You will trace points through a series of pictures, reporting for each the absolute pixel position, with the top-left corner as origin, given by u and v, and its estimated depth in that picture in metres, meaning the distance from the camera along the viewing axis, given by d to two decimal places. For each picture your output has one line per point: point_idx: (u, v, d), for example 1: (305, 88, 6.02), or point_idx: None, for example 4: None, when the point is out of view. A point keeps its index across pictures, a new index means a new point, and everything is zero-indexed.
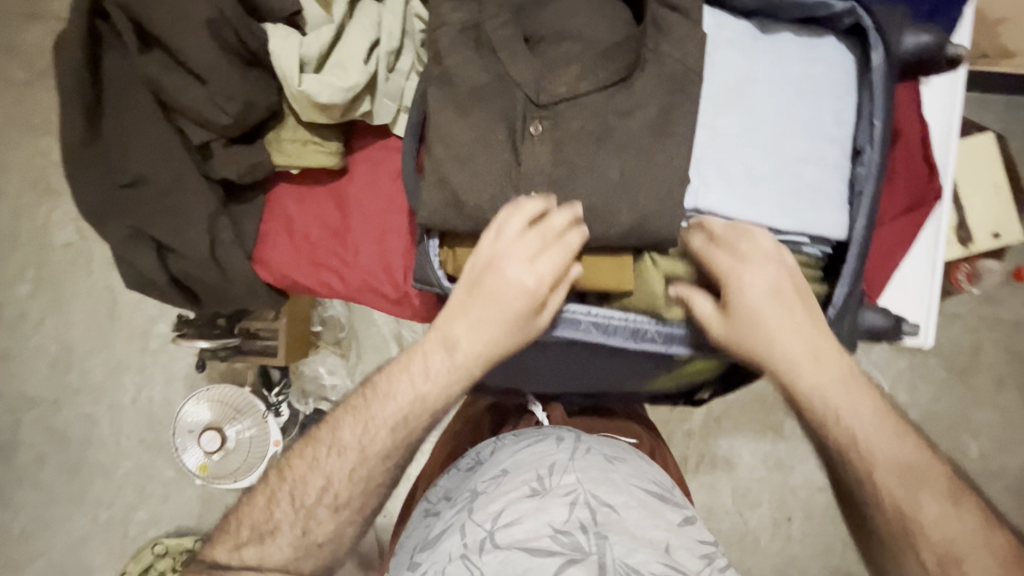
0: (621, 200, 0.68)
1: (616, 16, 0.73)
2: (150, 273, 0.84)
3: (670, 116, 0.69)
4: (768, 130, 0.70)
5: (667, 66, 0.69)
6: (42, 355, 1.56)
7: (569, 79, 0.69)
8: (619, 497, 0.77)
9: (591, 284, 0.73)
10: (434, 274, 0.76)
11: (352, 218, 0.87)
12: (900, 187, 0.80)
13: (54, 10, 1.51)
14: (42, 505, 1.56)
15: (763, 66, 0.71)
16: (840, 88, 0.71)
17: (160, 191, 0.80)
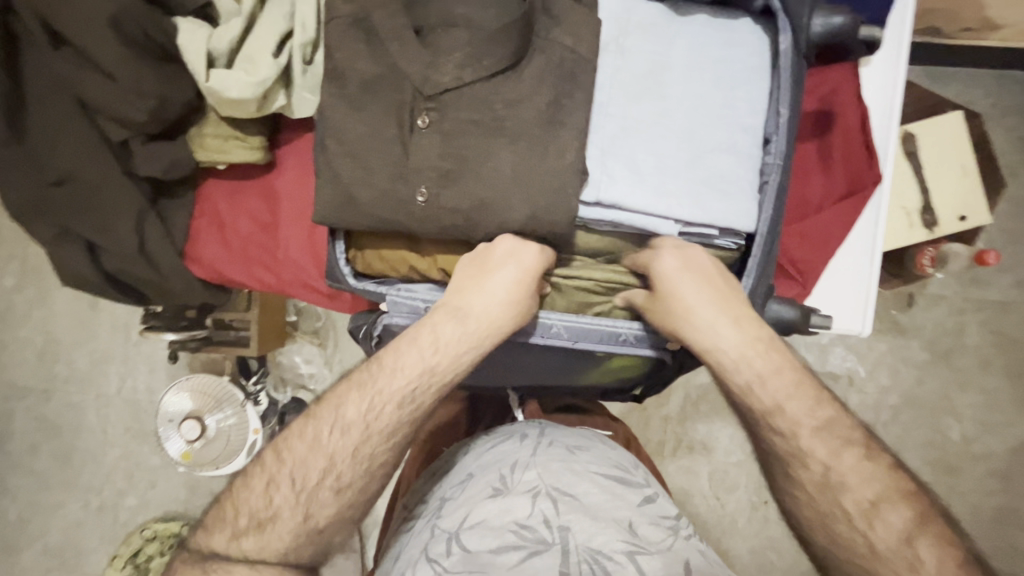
0: (517, 195, 0.69)
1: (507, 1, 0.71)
2: (82, 271, 0.85)
3: (562, 110, 0.69)
4: (681, 117, 0.72)
5: (557, 56, 0.70)
6: (28, 347, 1.59)
7: (454, 71, 0.69)
8: (579, 484, 0.81)
9: None
10: (342, 272, 0.82)
11: (282, 213, 0.90)
12: (836, 170, 0.85)
13: None
14: (37, 491, 1.60)
15: (677, 52, 0.73)
16: (752, 74, 0.72)
17: (90, 189, 0.81)
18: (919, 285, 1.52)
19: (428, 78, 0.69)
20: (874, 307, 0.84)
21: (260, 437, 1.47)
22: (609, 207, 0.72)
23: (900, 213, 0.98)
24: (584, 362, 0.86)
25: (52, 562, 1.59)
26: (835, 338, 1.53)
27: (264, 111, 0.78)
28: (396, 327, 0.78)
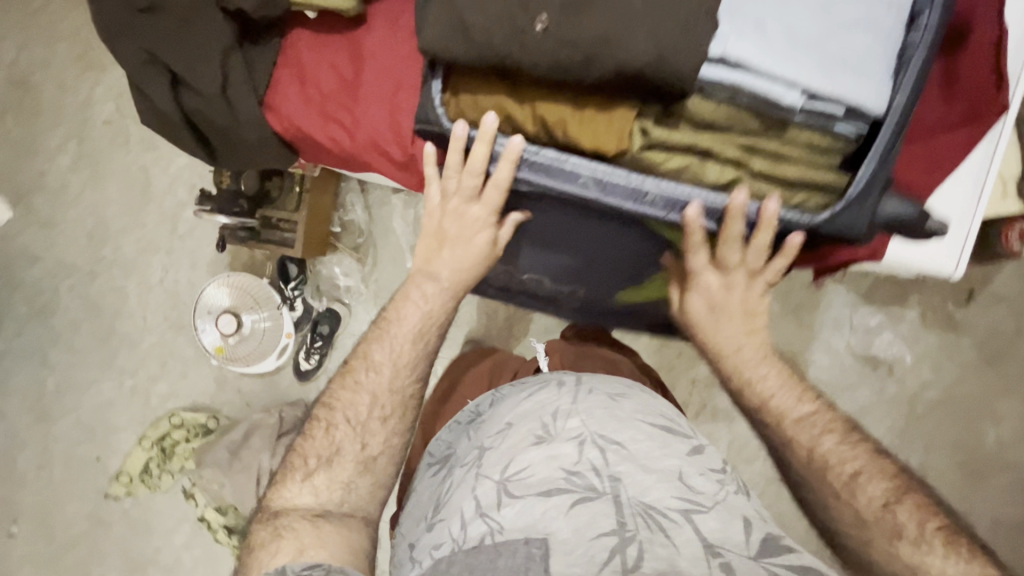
0: (642, 27, 0.62)
1: None
2: (164, 107, 0.82)
3: None
4: None
5: None
6: (79, 227, 1.62)
7: None
8: (626, 431, 0.78)
9: (582, 136, 0.71)
10: (435, 116, 0.76)
11: (367, 71, 0.83)
12: (959, 94, 0.79)
13: None
14: (75, 366, 1.66)
15: None
16: None
17: (179, 19, 0.76)
18: (980, 280, 1.45)
19: None
20: (973, 241, 0.85)
21: (292, 341, 1.54)
22: (734, 66, 0.66)
23: (998, 179, 0.91)
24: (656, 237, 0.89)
25: (82, 436, 1.65)
26: (881, 323, 1.47)
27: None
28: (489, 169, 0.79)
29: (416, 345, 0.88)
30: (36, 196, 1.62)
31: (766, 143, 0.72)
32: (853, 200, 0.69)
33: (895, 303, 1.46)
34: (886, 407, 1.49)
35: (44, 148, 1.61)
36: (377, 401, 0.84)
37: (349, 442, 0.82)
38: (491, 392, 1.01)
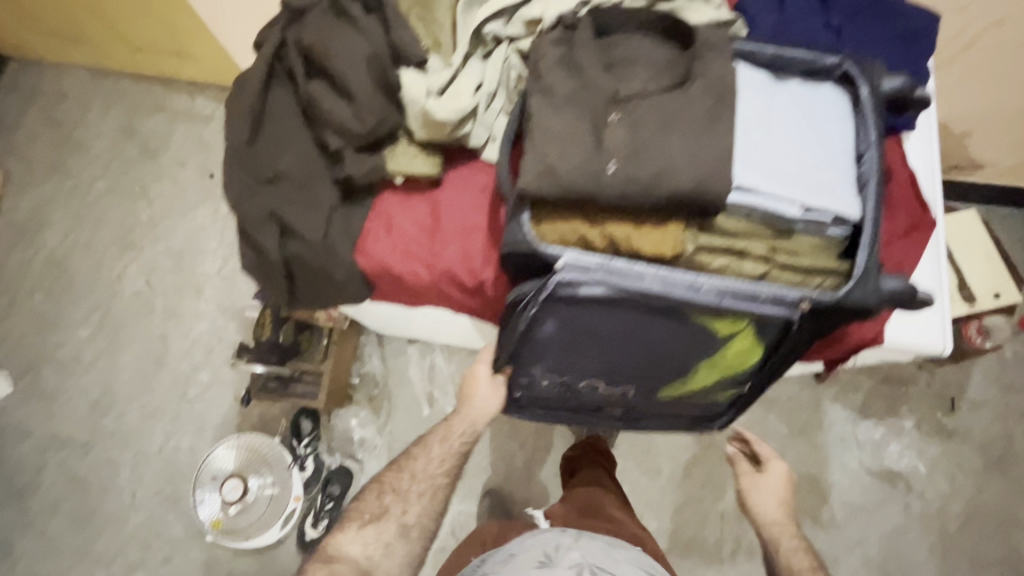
0: (671, 164, 0.56)
1: (665, 43, 0.63)
2: (269, 257, 0.76)
3: (718, 115, 0.58)
4: (800, 157, 0.64)
5: (722, 79, 0.59)
6: (82, 398, 1.58)
7: (641, 79, 0.60)
8: (620, 568, 0.85)
9: (629, 242, 0.60)
10: (529, 243, 0.61)
11: (451, 221, 0.77)
12: (899, 213, 0.77)
13: (173, 107, 1.83)
14: (41, 558, 1.46)
15: (776, 103, 0.67)
16: (840, 116, 0.66)
17: (298, 187, 0.76)
18: (958, 390, 1.56)
19: (618, 82, 0.60)
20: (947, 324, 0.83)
21: (300, 506, 1.44)
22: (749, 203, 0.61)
23: None
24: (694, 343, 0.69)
25: None
26: (884, 438, 1.53)
27: (454, 137, 0.75)
28: (574, 282, 0.60)
29: (451, 452, 0.88)
30: (43, 369, 1.61)
31: (785, 252, 0.62)
32: (866, 292, 0.59)
33: (891, 417, 1.54)
34: (915, 526, 1.47)
35: (64, 321, 1.64)
36: (430, 475, 0.87)
37: (393, 505, 0.84)
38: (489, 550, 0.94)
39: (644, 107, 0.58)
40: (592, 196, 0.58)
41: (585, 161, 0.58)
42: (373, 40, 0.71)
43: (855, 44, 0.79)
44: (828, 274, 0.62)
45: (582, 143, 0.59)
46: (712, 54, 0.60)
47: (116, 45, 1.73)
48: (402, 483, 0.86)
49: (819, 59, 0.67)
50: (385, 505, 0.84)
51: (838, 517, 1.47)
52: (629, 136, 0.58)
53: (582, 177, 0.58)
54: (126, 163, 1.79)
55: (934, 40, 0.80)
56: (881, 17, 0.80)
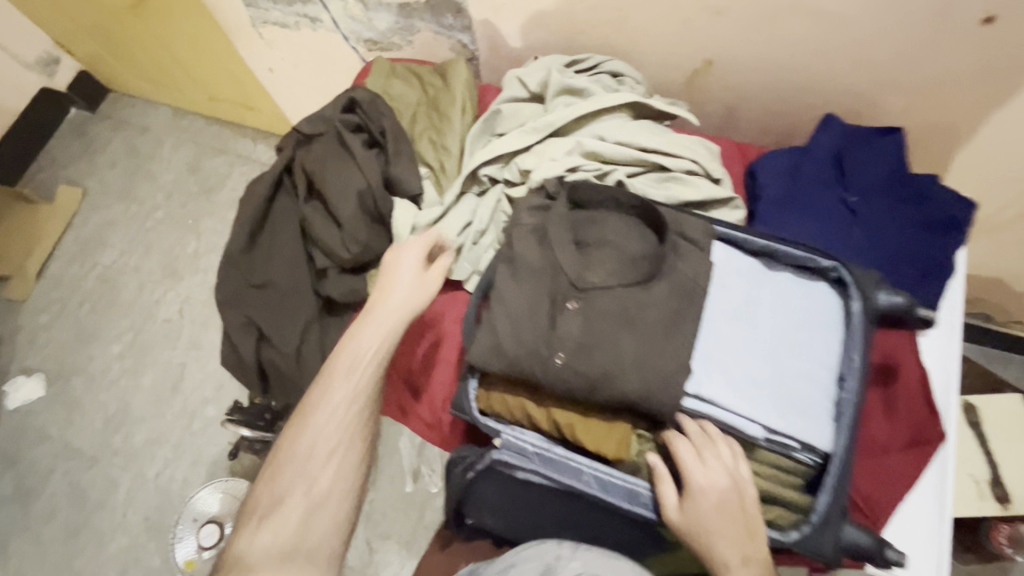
0: (617, 371, 0.54)
1: (643, 229, 0.60)
2: (245, 358, 0.79)
3: (679, 321, 0.55)
4: (775, 364, 0.60)
5: (685, 283, 0.57)
6: (101, 412, 1.68)
7: (606, 268, 0.58)
8: None
9: (570, 431, 0.57)
10: (471, 413, 0.61)
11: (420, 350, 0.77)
12: (898, 421, 0.69)
13: (237, 150, 1.98)
14: (30, 563, 1.54)
15: (762, 296, 0.63)
16: (828, 325, 0.61)
17: (281, 296, 0.78)
18: None
19: (582, 268, 0.58)
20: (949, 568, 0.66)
21: None
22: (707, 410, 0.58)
23: (969, 480, 0.96)
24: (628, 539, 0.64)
25: None
26: None
27: None
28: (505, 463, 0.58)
29: (359, 388, 0.66)
30: (74, 379, 1.73)
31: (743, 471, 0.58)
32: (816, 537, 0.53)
33: None
34: None
35: (101, 336, 1.77)
36: (345, 423, 0.66)
37: (296, 483, 0.64)
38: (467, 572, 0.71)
39: (601, 298, 0.56)
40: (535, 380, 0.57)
41: (533, 344, 0.56)
42: (369, 175, 0.75)
43: (867, 228, 0.74)
44: (783, 502, 0.56)
45: (533, 323, 0.57)
46: (683, 250, 0.58)
47: (196, 92, 1.92)
48: (308, 451, 0.65)
49: (813, 258, 0.63)
50: (289, 474, 0.64)
51: None
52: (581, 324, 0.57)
53: (526, 360, 0.56)
54: (186, 196, 1.94)
55: (963, 234, 0.73)
56: (901, 203, 0.76)
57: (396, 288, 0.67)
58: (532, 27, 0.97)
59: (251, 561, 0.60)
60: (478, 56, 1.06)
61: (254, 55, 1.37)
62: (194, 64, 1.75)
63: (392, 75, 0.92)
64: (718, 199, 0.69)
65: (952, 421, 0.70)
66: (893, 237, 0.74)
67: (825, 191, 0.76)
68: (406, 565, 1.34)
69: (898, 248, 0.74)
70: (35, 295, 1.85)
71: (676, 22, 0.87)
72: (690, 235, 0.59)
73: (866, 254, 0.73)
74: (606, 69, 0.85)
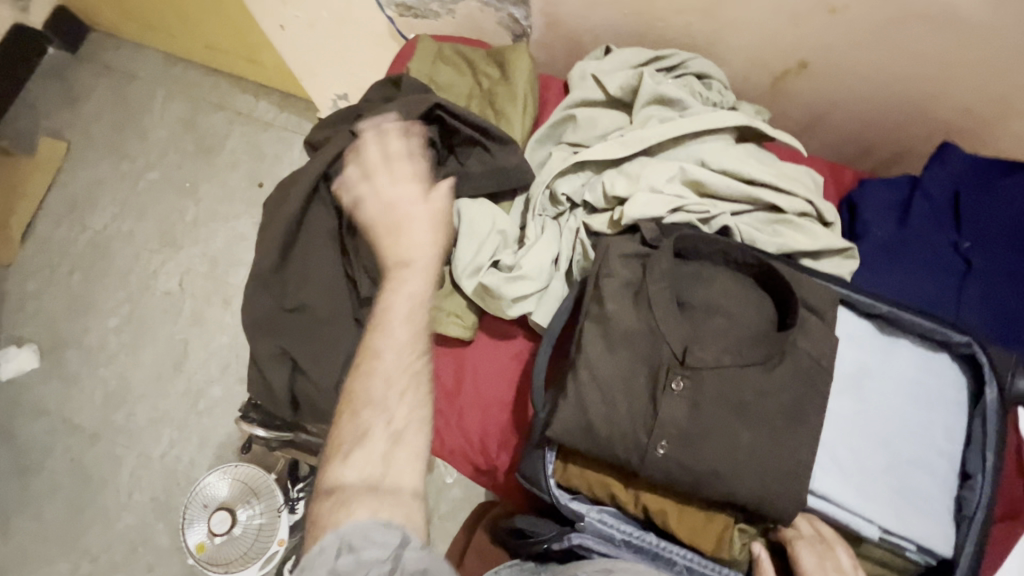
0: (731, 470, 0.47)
1: (755, 292, 0.53)
2: (276, 387, 0.70)
3: (803, 411, 0.49)
4: (893, 452, 0.53)
5: (809, 365, 0.50)
6: (99, 388, 1.61)
7: (719, 341, 0.50)
8: None
9: (666, 520, 0.51)
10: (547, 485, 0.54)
11: (472, 390, 0.70)
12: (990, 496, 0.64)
13: (236, 106, 1.81)
14: (35, 538, 1.50)
15: (879, 371, 0.56)
16: (952, 408, 0.55)
17: (319, 321, 0.70)
18: None
19: (690, 340, 0.51)
20: None
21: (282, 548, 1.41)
22: (816, 504, 0.52)
23: None
24: None
25: None
26: None
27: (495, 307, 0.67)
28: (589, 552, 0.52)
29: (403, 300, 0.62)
30: (69, 351, 1.64)
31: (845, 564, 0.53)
32: None
33: None
34: None
35: (96, 307, 1.67)
36: (412, 319, 0.60)
37: (379, 391, 0.58)
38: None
39: (714, 382, 0.49)
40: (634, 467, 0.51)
41: (634, 430, 0.49)
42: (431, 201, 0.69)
43: (986, 280, 0.66)
44: None
45: (633, 404, 0.50)
46: (808, 324, 0.51)
47: (191, 39, 1.72)
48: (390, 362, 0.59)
49: (940, 331, 0.55)
50: (363, 369, 0.59)
51: None
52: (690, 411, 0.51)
53: (627, 446, 0.50)
54: (182, 156, 1.79)
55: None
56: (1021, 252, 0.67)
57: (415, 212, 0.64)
58: (600, 7, 0.83)
59: (346, 494, 0.53)
60: (530, 33, 0.92)
61: (263, 10, 1.20)
62: (190, 7, 1.56)
63: (438, 58, 0.80)
64: (833, 248, 0.60)
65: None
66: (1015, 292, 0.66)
67: (934, 234, 0.68)
68: None
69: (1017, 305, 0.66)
70: (21, 259, 1.72)
71: (778, 16, 0.74)
72: (812, 304, 0.52)
73: (979, 310, 0.65)
74: (693, 68, 0.73)
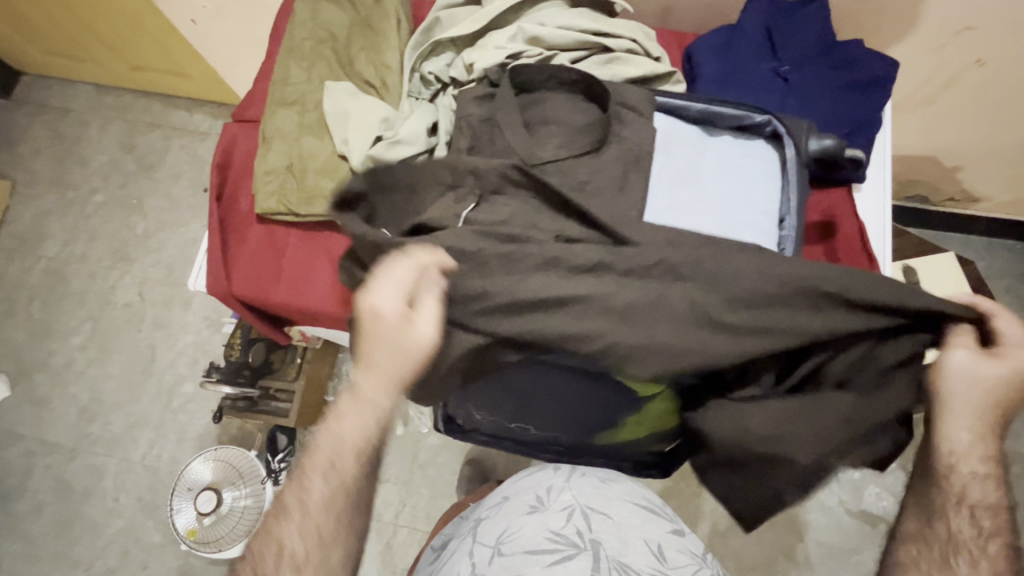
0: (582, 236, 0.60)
1: (577, 103, 0.64)
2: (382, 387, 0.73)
3: (626, 182, 0.62)
4: (722, 212, 0.64)
5: (626, 145, 0.63)
6: (73, 404, 1.64)
7: (554, 145, 0.62)
8: (610, 506, 0.72)
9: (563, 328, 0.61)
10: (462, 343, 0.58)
11: (292, 251, 0.81)
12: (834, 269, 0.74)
13: (170, 121, 1.89)
14: (27, 560, 1.52)
15: (710, 159, 0.66)
16: (765, 176, 0.65)
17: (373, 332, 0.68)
18: None
19: (531, 150, 0.62)
20: None
21: None
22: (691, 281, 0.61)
23: None
24: (599, 409, 0.71)
25: None
26: None
27: None
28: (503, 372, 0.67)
29: (367, 434, 0.57)
30: (38, 376, 1.67)
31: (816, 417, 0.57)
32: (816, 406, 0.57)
33: None
34: None
35: (58, 329, 1.71)
36: (353, 423, 0.57)
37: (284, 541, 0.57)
38: (501, 493, 0.78)
39: (551, 171, 0.61)
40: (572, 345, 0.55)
41: (537, 267, 0.57)
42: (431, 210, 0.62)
43: (798, 93, 0.78)
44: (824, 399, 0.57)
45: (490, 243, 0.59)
46: (626, 118, 0.64)
47: (117, 63, 1.79)
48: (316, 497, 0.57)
49: (747, 115, 0.66)
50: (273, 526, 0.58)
51: (817, 558, 1.21)
52: (647, 330, 0.55)
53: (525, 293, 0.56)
54: (125, 176, 1.85)
55: (887, 88, 0.77)
56: (829, 67, 0.79)
57: (382, 336, 0.55)
58: None
59: None
60: None
61: (172, 6, 1.31)
62: (106, 31, 1.63)
63: None
64: (661, 74, 0.72)
65: (883, 263, 0.76)
66: (829, 100, 0.78)
67: (759, 63, 0.79)
68: (409, 506, 1.34)
69: (829, 109, 0.77)
70: None
71: None
72: (630, 104, 0.65)
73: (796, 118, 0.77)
74: None
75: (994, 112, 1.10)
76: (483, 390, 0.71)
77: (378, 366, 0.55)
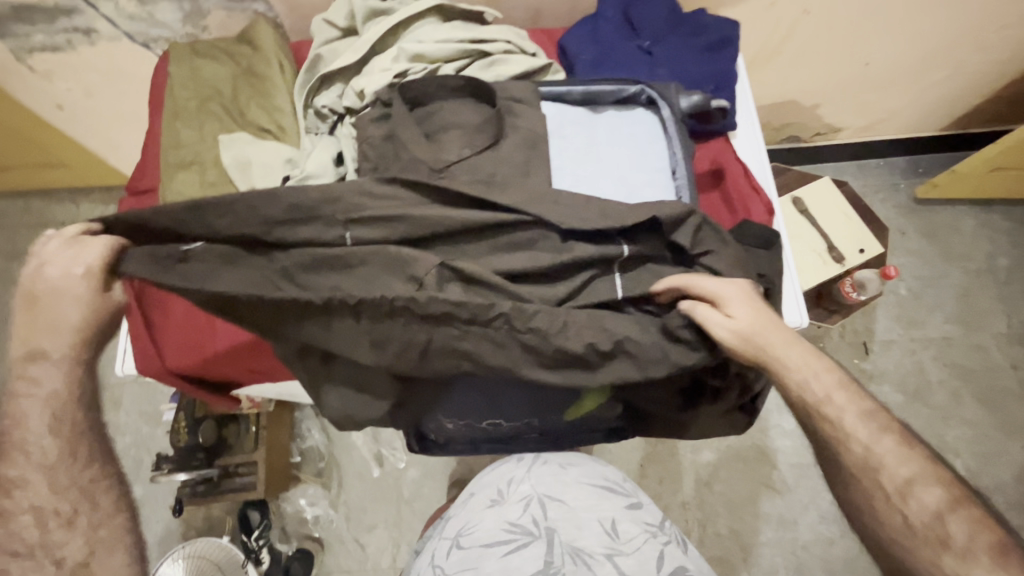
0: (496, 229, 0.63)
1: (468, 104, 0.69)
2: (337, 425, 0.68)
3: (532, 166, 0.67)
4: (622, 175, 0.70)
5: (523, 134, 0.68)
6: None
7: (457, 146, 0.66)
8: (567, 492, 0.75)
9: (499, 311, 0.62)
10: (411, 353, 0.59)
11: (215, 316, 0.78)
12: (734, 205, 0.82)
13: (55, 218, 1.75)
14: None
15: (600, 132, 0.72)
16: (652, 137, 0.72)
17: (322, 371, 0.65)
18: (867, 332, 1.46)
19: (436, 155, 0.65)
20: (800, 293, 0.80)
21: None
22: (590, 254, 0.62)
23: (815, 254, 1.17)
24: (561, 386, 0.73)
25: None
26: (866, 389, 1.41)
27: None
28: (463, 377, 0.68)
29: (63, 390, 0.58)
30: None
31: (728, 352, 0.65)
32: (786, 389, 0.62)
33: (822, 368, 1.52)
34: None
35: None
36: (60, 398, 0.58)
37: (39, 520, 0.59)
38: (468, 490, 0.80)
39: (460, 170, 0.65)
40: (490, 361, 0.57)
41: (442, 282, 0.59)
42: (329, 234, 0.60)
43: (663, 62, 0.87)
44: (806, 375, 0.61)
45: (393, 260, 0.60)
46: (518, 110, 0.69)
47: None
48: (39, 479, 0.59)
49: (621, 89, 0.74)
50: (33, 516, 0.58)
51: (792, 478, 1.30)
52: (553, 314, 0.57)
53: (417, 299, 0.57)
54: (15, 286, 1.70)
55: (735, 44, 0.87)
56: (683, 35, 0.89)
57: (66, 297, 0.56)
58: None
59: None
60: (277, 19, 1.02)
61: (33, 95, 1.23)
62: None
63: (193, 56, 0.89)
64: (539, 67, 0.78)
65: (771, 195, 0.85)
66: (690, 64, 0.87)
67: (624, 43, 0.88)
68: (404, 545, 1.31)
69: (692, 71, 0.86)
70: None
71: None
72: (518, 97, 0.70)
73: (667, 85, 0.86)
74: None
75: (829, 52, 1.26)
76: (451, 396, 0.71)
77: (57, 343, 0.57)
